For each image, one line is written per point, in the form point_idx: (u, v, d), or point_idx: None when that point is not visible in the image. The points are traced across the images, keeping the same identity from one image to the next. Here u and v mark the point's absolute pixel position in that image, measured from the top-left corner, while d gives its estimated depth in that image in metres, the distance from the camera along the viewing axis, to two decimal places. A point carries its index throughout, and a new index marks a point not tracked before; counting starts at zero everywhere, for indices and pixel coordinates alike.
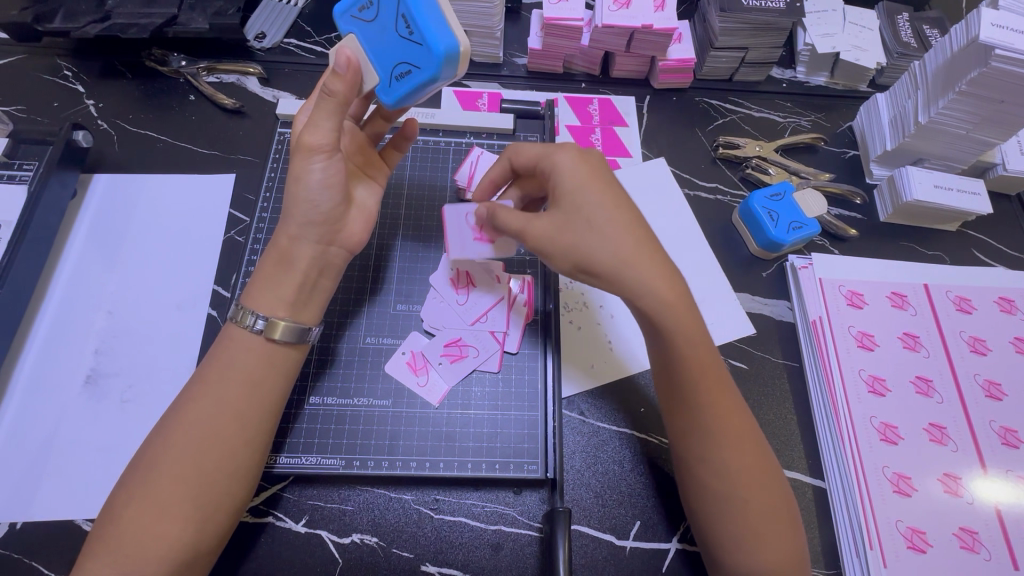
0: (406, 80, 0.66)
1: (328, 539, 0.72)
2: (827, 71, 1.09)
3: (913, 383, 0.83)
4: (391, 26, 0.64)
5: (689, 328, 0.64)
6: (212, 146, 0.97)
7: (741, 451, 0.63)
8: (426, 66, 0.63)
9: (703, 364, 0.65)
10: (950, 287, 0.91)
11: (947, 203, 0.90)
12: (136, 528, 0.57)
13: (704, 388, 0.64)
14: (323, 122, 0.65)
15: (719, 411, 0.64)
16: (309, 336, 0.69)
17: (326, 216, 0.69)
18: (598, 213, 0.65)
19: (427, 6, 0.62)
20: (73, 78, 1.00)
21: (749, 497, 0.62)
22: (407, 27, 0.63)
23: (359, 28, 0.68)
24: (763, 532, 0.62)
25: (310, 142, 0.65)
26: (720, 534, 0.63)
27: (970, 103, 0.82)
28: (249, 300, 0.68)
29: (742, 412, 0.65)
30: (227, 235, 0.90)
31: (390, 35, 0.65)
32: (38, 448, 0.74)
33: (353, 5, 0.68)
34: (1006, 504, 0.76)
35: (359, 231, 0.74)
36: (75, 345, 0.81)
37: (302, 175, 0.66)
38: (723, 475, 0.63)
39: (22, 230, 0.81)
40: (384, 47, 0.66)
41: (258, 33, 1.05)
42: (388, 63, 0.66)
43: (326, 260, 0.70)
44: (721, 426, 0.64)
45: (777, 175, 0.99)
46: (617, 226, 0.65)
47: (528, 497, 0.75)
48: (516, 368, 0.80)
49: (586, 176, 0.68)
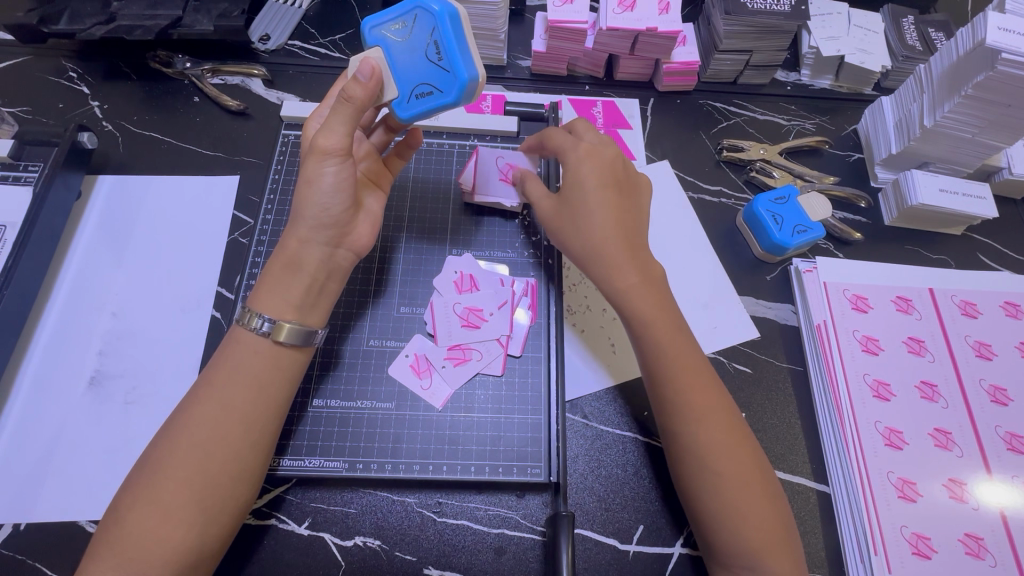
0: (425, 100, 0.67)
1: (331, 542, 0.71)
2: (831, 74, 1.09)
3: (918, 388, 0.82)
4: (420, 47, 0.65)
5: (652, 308, 0.71)
6: (216, 148, 0.97)
7: (709, 426, 0.65)
8: (449, 91, 0.66)
9: (671, 341, 0.70)
10: (956, 291, 0.90)
11: (953, 207, 0.90)
12: (141, 531, 0.57)
13: (683, 370, 0.68)
14: (337, 126, 0.65)
15: (698, 392, 0.67)
16: (315, 339, 0.69)
17: (333, 219, 0.69)
18: (584, 206, 0.75)
19: (459, 38, 0.64)
20: (78, 79, 1.01)
21: (732, 474, 0.63)
22: (438, 53, 0.65)
23: (386, 41, 0.67)
24: (749, 512, 0.62)
25: (323, 145, 0.65)
26: (705, 512, 0.63)
27: (977, 107, 0.82)
28: (255, 302, 0.68)
29: (724, 397, 0.68)
30: (231, 237, 0.90)
31: (418, 57, 0.66)
32: (44, 448, 0.74)
33: (384, 19, 0.67)
34: (1011, 509, 0.76)
35: (364, 233, 0.74)
36: (80, 345, 0.81)
37: (314, 179, 0.67)
38: (706, 455, 0.64)
39: (27, 230, 0.81)
40: (409, 65, 0.67)
41: (262, 35, 1.05)
42: (410, 79, 0.67)
43: (333, 263, 0.71)
44: (684, 402, 0.66)
45: (782, 178, 0.98)
46: (605, 224, 0.74)
47: (531, 501, 0.75)
48: (520, 372, 0.80)
49: (597, 171, 0.76)
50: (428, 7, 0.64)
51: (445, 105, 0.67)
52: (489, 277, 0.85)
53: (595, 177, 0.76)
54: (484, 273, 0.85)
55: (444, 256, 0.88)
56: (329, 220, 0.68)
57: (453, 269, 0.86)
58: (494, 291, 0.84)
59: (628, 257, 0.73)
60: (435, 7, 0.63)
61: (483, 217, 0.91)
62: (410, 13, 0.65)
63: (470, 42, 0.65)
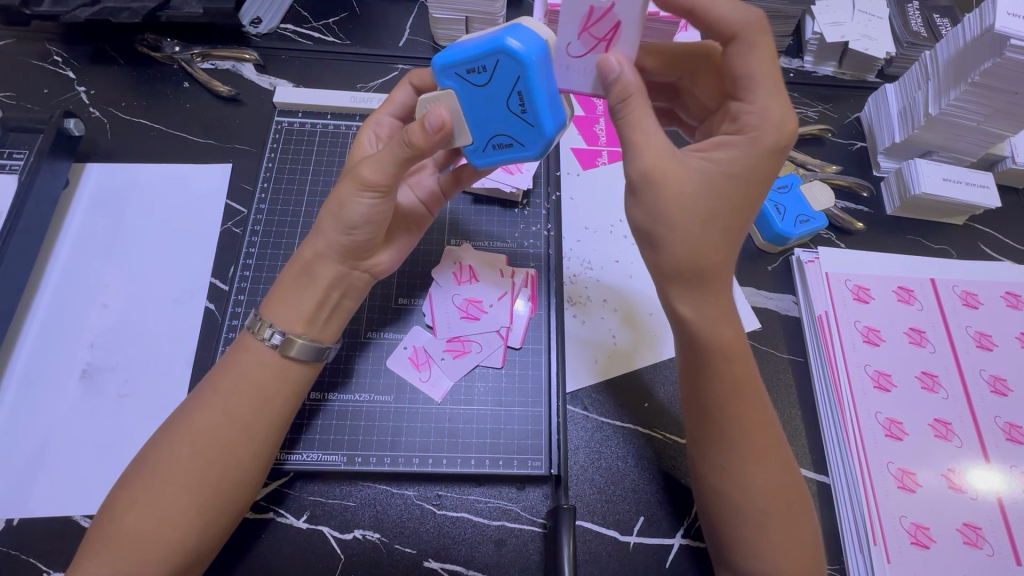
0: (502, 151, 0.64)
1: (330, 535, 0.70)
2: (835, 61, 1.07)
3: (918, 378, 0.82)
4: (502, 97, 0.59)
5: (714, 322, 0.62)
6: (207, 135, 0.95)
7: (761, 465, 0.62)
8: (531, 146, 0.62)
9: (742, 381, 0.63)
10: (956, 281, 0.90)
11: (955, 196, 0.89)
12: (139, 532, 0.56)
13: (738, 400, 0.63)
14: (385, 161, 0.62)
15: (750, 422, 0.62)
16: (327, 356, 0.68)
17: (335, 219, 0.65)
18: (710, 217, 0.58)
19: (545, 82, 0.58)
20: (63, 64, 0.98)
21: (769, 509, 0.61)
22: (520, 104, 0.59)
23: (461, 82, 0.60)
24: (790, 545, 0.60)
25: (365, 176, 0.63)
26: (746, 542, 0.61)
27: (982, 95, 0.81)
28: (270, 312, 0.67)
29: (770, 424, 0.64)
30: (224, 227, 0.88)
31: (499, 106, 0.60)
32: (36, 445, 0.73)
33: (458, 60, 0.59)
34: (1007, 495, 0.76)
35: (384, 256, 0.73)
36: (70, 339, 0.79)
37: (347, 204, 0.64)
38: (750, 487, 0.61)
39: (14, 220, 0.78)
40: (486, 114, 0.62)
41: (253, 18, 1.02)
42: (487, 129, 0.63)
43: (350, 282, 0.69)
44: (739, 439, 0.62)
45: (783, 167, 0.96)
46: (714, 232, 0.59)
47: (531, 493, 0.74)
48: (520, 364, 0.80)
49: (761, 163, 0.59)
50: (512, 52, 0.56)
51: (524, 157, 0.64)
52: (488, 267, 0.84)
53: (754, 170, 0.59)
54: (484, 263, 0.85)
55: (442, 248, 0.86)
56: (352, 228, 0.65)
57: (452, 260, 0.85)
58: (493, 281, 0.84)
59: (718, 277, 0.61)
60: (521, 52, 0.56)
61: (481, 205, 0.90)
62: (487, 57, 0.57)
63: (553, 84, 0.60)
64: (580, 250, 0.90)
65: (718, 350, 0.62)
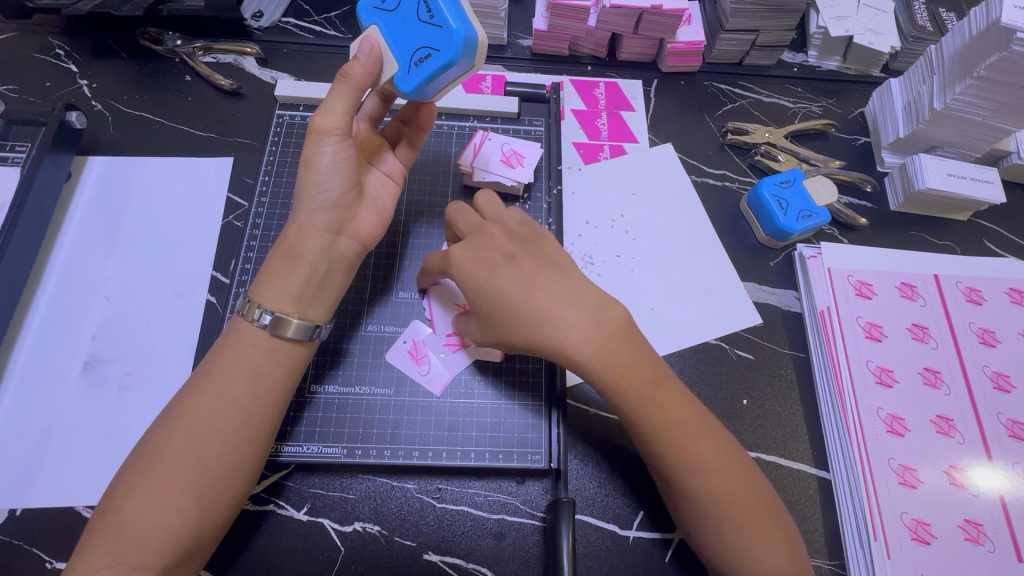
0: (423, 66, 0.65)
1: (330, 527, 0.71)
2: (839, 55, 1.07)
3: (921, 374, 0.82)
4: (414, 12, 0.64)
5: (614, 355, 0.61)
6: (209, 128, 0.95)
7: (702, 479, 0.60)
8: (445, 49, 0.62)
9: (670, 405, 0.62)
10: (961, 278, 0.89)
11: (959, 192, 0.89)
12: (137, 519, 0.56)
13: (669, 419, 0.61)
14: (335, 105, 0.67)
15: (684, 443, 0.61)
16: (318, 334, 0.68)
17: (307, 173, 0.67)
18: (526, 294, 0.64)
19: None
20: (66, 57, 0.98)
21: (721, 524, 0.60)
22: (428, 11, 0.63)
23: (380, 16, 0.68)
24: (757, 551, 0.59)
25: (321, 125, 0.66)
26: (709, 546, 0.61)
27: (988, 89, 0.80)
28: (257, 294, 0.67)
29: (708, 445, 0.62)
30: (226, 220, 0.88)
31: (413, 22, 0.64)
32: (39, 435, 0.73)
33: None
34: (1009, 493, 0.76)
35: (369, 220, 0.72)
36: (72, 331, 0.80)
37: (313, 159, 0.67)
38: (696, 500, 0.61)
39: (17, 212, 0.78)
40: (407, 35, 0.65)
41: (256, 12, 1.02)
42: (407, 49, 0.66)
43: (335, 252, 0.69)
44: (675, 458, 0.61)
45: (787, 162, 0.96)
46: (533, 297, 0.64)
47: (530, 487, 0.74)
48: (521, 355, 0.79)
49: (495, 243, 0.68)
50: None
51: (442, 66, 0.64)
52: None
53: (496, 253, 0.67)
54: None
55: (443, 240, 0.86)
56: (320, 185, 0.67)
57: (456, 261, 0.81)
58: None
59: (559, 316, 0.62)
60: None
61: None
62: None
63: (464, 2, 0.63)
64: (581, 245, 0.90)
65: (630, 381, 0.61)
